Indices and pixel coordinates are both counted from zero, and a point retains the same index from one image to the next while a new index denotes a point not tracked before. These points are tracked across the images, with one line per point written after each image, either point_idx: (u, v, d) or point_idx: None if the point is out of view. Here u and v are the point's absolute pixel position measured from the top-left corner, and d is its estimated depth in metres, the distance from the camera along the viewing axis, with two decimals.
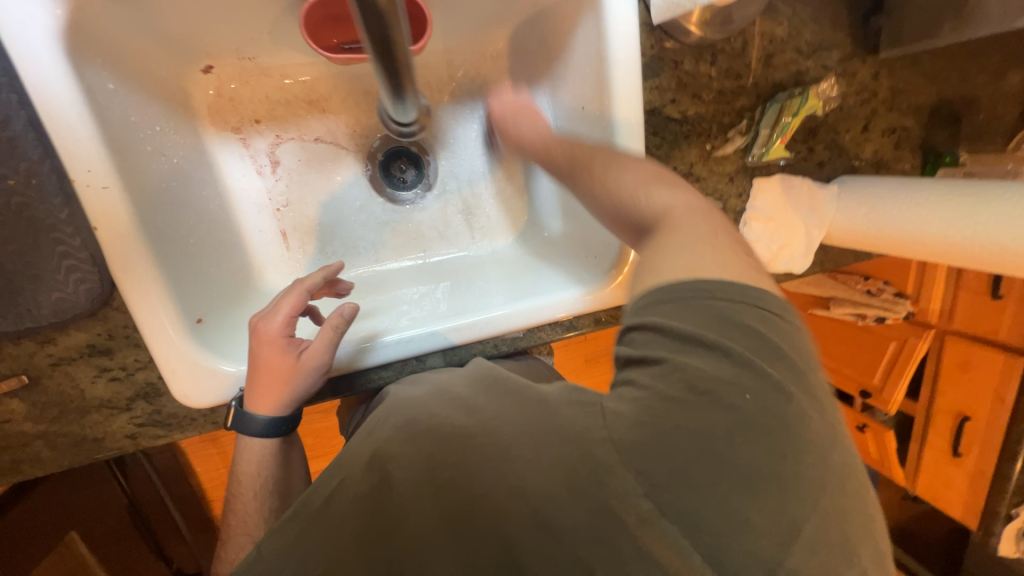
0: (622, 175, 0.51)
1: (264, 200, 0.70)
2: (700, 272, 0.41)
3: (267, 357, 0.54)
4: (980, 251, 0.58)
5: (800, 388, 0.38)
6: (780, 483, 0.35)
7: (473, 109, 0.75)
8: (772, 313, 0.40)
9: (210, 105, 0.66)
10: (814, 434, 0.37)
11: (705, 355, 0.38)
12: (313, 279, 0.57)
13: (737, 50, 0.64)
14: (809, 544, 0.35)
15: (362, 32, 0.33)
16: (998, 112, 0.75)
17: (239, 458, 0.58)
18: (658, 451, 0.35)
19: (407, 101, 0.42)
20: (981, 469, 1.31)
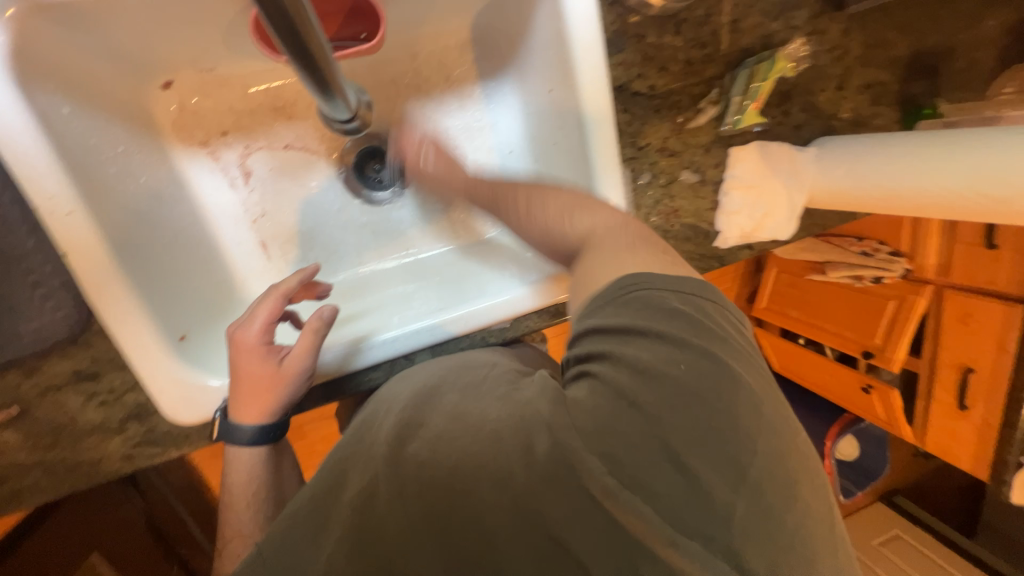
0: (547, 205, 0.53)
1: (240, 212, 0.70)
2: (625, 270, 0.44)
3: (247, 366, 0.54)
4: (956, 200, 0.57)
5: (732, 359, 0.41)
6: (727, 454, 0.37)
7: (441, 102, 0.74)
8: (696, 295, 0.43)
9: (175, 121, 0.65)
10: (751, 402, 0.39)
11: (641, 341, 0.40)
12: (287, 283, 0.56)
13: (701, 18, 0.63)
14: (767, 510, 0.36)
15: (275, 38, 0.32)
16: (976, 58, 0.74)
17: (228, 471, 0.59)
18: (613, 436, 0.37)
19: (336, 99, 0.42)
20: (988, 420, 1.31)
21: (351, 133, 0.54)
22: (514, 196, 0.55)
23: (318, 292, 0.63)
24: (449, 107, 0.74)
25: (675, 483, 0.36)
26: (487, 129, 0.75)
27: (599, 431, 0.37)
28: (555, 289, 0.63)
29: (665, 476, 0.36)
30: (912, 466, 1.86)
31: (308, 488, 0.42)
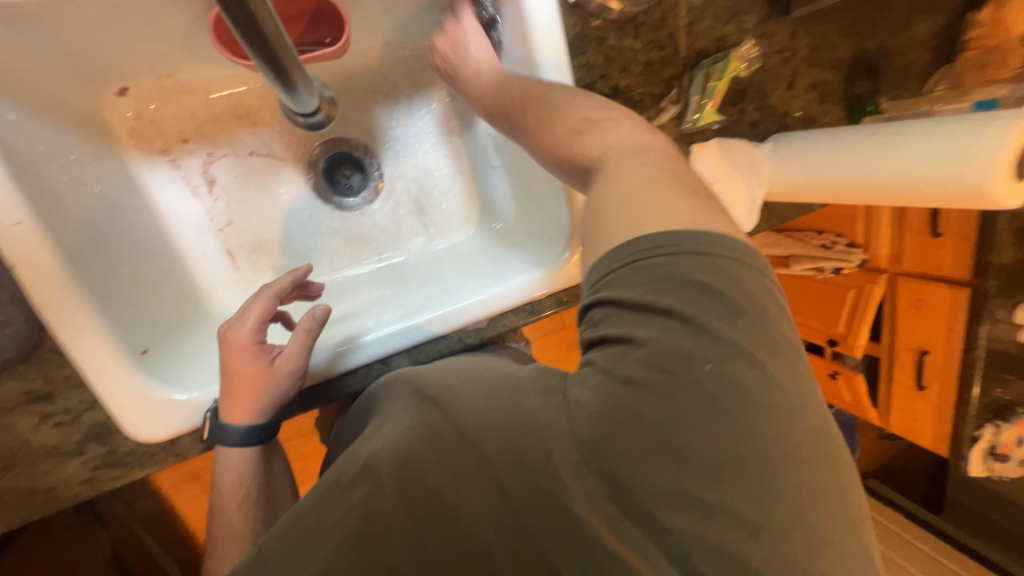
0: (557, 124, 0.49)
1: (204, 221, 0.68)
2: (646, 229, 0.38)
3: (238, 366, 0.53)
4: (901, 187, 0.59)
5: (766, 350, 0.36)
6: (749, 460, 0.34)
7: (410, 107, 0.74)
8: (729, 263, 0.37)
9: (132, 129, 0.63)
10: (783, 400, 0.35)
11: (656, 323, 0.36)
12: (281, 282, 0.56)
13: (658, 21, 0.66)
14: (781, 532, 0.34)
15: (233, 30, 0.32)
16: (911, 59, 0.80)
17: (219, 471, 0.56)
18: (617, 436, 0.35)
19: (301, 91, 0.42)
20: (945, 398, 1.38)
21: (317, 127, 0.57)
22: (529, 114, 0.52)
23: (309, 290, 0.64)
24: (417, 111, 0.74)
25: (685, 483, 0.34)
26: (457, 132, 0.75)
27: (600, 436, 0.35)
28: (533, 287, 0.65)
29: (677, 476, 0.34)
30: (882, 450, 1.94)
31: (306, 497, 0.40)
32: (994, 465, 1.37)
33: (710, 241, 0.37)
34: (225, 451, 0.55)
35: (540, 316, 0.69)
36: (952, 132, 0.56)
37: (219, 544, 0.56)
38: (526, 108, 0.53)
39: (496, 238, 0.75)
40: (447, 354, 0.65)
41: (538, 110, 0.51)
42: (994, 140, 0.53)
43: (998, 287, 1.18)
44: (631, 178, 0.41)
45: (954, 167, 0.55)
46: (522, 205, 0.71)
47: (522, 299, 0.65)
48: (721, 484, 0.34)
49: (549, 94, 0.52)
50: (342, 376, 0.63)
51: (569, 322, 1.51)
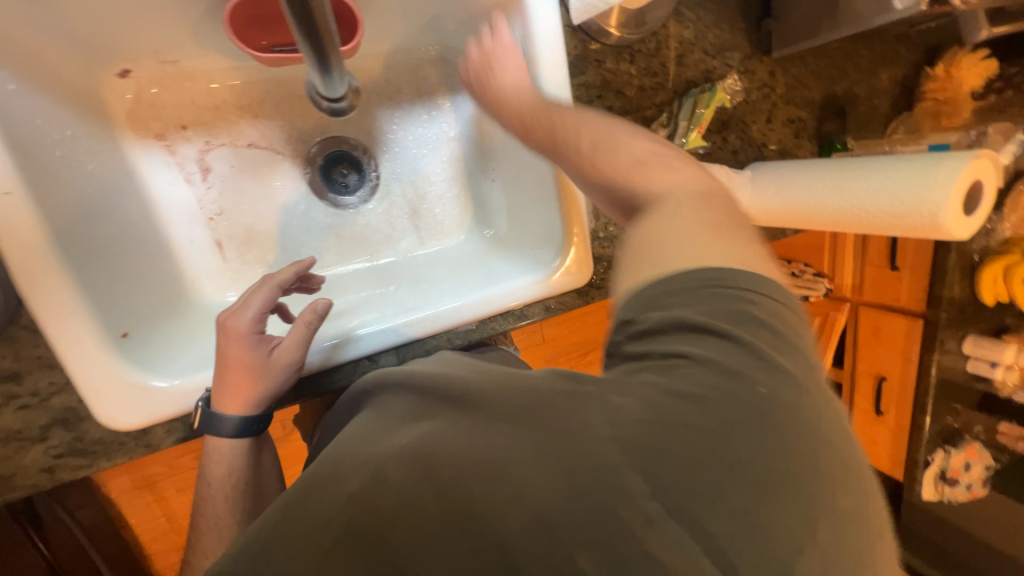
0: (619, 153, 0.50)
1: (195, 209, 0.67)
2: (703, 262, 0.41)
3: (235, 354, 0.53)
4: (866, 216, 0.63)
5: (804, 377, 0.39)
6: (798, 480, 0.36)
7: (410, 112, 0.76)
8: (772, 297, 0.41)
9: (130, 112, 0.63)
10: (825, 426, 0.39)
11: (714, 343, 0.38)
12: (285, 274, 0.57)
13: (652, 50, 0.70)
14: (824, 548, 0.35)
15: (286, 13, 0.34)
16: (875, 104, 0.87)
17: (209, 461, 0.58)
18: (669, 448, 0.35)
19: (334, 76, 0.44)
20: (900, 424, 1.47)
21: (338, 113, 0.58)
22: (583, 141, 0.53)
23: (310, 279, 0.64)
24: (418, 117, 0.76)
25: (731, 494, 0.35)
26: (455, 139, 0.78)
27: (645, 445, 0.36)
28: (524, 291, 0.67)
29: (727, 489, 0.35)
30: None
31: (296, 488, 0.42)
32: (944, 489, 1.42)
33: (757, 277, 0.42)
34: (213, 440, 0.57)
35: (528, 321, 0.71)
36: (908, 168, 0.61)
37: (205, 534, 0.57)
38: (578, 132, 0.53)
39: (490, 244, 0.77)
40: (434, 353, 0.67)
41: (592, 136, 0.52)
42: (947, 176, 0.57)
43: (948, 318, 1.26)
44: (688, 216, 0.44)
45: (914, 199, 0.59)
46: (515, 213, 0.74)
47: (509, 304, 0.66)
48: (776, 503, 0.35)
49: (608, 127, 0.53)
50: (330, 371, 0.63)
51: (549, 337, 1.54)
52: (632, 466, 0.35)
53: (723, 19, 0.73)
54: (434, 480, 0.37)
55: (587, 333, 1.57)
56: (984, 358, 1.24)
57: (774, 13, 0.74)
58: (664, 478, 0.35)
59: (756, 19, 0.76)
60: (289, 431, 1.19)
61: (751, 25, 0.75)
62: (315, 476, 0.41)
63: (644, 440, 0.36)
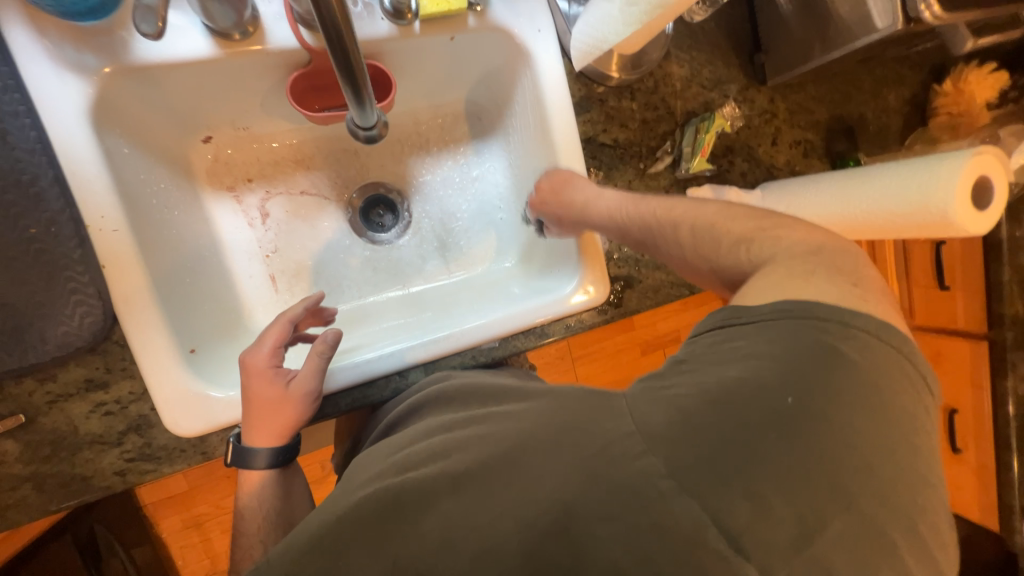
0: (717, 237, 0.54)
1: (255, 248, 0.77)
2: (780, 297, 0.44)
3: (257, 387, 0.59)
4: (875, 222, 0.65)
5: (867, 406, 0.39)
6: (819, 480, 0.36)
7: (439, 159, 0.86)
8: (858, 330, 0.41)
9: (209, 170, 0.76)
10: (868, 436, 0.38)
11: (755, 361, 0.41)
12: (293, 310, 0.64)
13: (651, 87, 0.78)
14: (831, 542, 0.35)
15: (332, 59, 0.42)
16: (885, 122, 0.89)
17: (243, 494, 0.63)
18: (689, 441, 0.37)
19: (366, 107, 0.51)
20: (983, 463, 1.29)
21: (372, 140, 0.63)
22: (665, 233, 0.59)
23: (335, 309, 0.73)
24: (443, 163, 0.86)
25: (749, 482, 0.36)
26: (477, 178, 0.86)
27: (666, 437, 0.38)
28: (546, 307, 0.71)
29: (743, 480, 0.36)
30: None
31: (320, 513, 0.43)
32: None
33: (832, 314, 0.42)
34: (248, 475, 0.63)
35: (548, 339, 0.74)
36: (904, 172, 0.62)
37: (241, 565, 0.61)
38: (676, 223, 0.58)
39: (513, 270, 0.83)
40: (459, 369, 0.71)
41: (692, 227, 0.56)
42: (948, 173, 0.57)
43: (1017, 340, 1.15)
44: (763, 265, 0.48)
45: (916, 199, 0.60)
46: (535, 239, 0.80)
47: (537, 320, 0.71)
48: (794, 499, 0.36)
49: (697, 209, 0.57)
50: (366, 385, 0.69)
51: (582, 375, 1.54)
52: (653, 451, 0.37)
53: (717, 57, 0.80)
54: (460, 477, 0.40)
55: (621, 370, 1.56)
56: None
57: (765, 47, 0.80)
58: (683, 461, 0.36)
59: (749, 54, 0.82)
60: (328, 471, 1.23)
61: (744, 60, 0.82)
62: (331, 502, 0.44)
63: (665, 434, 0.38)
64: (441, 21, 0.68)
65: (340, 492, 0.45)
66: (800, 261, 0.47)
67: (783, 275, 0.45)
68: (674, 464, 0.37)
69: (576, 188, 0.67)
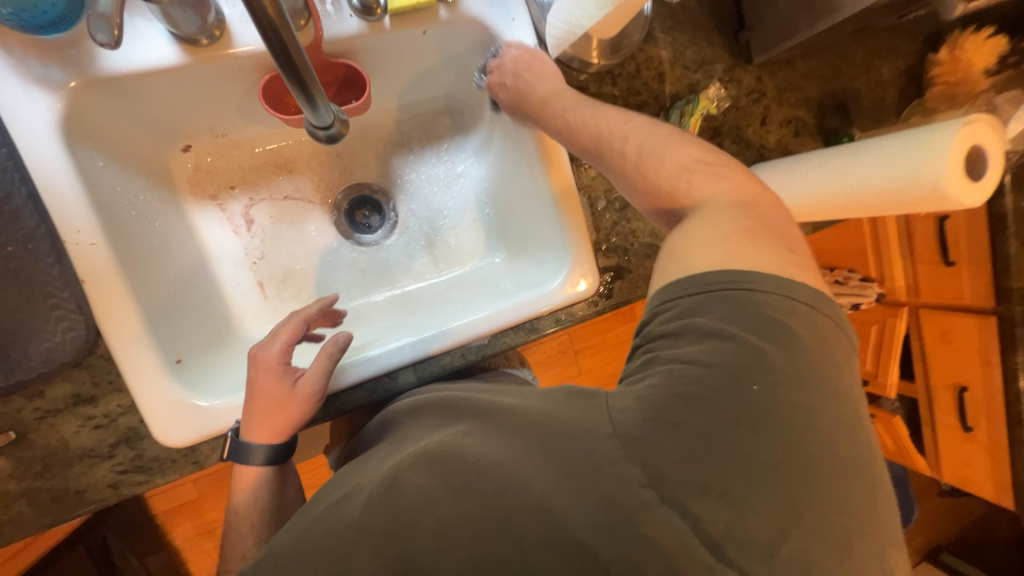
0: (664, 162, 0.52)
1: (241, 255, 0.77)
2: (731, 263, 0.43)
3: (263, 383, 0.59)
4: (869, 200, 0.63)
5: (820, 383, 0.39)
6: (790, 469, 0.36)
7: (423, 156, 0.85)
8: (805, 303, 0.42)
9: (190, 179, 0.75)
10: (826, 415, 0.39)
11: (717, 345, 0.40)
12: (309, 309, 0.64)
13: (632, 72, 0.76)
14: (810, 532, 0.36)
15: (277, 65, 0.42)
16: (879, 95, 0.87)
17: (236, 492, 0.63)
18: (664, 439, 0.37)
19: (321, 109, 0.51)
20: (996, 441, 1.27)
21: (333, 141, 0.60)
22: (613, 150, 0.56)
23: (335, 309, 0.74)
24: (427, 161, 0.85)
25: (722, 477, 0.36)
26: (462, 174, 0.85)
27: (644, 439, 0.37)
28: (533, 301, 0.70)
29: (717, 474, 0.36)
30: (940, 513, 1.76)
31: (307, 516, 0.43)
32: None
33: (775, 286, 0.42)
34: (245, 473, 0.62)
35: (539, 335, 0.73)
36: (898, 145, 0.59)
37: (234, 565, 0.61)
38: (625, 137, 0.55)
39: (502, 266, 0.82)
40: (449, 369, 0.70)
41: (639, 143, 0.54)
42: (940, 146, 0.55)
43: None
44: (723, 224, 0.46)
45: (908, 175, 0.58)
46: (522, 234, 0.79)
47: (538, 312, 0.70)
48: (767, 491, 0.36)
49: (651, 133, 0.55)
50: (351, 389, 0.68)
51: (584, 368, 1.52)
52: (631, 458, 0.37)
53: (700, 37, 0.78)
54: (441, 472, 0.39)
55: (623, 361, 1.55)
56: None
57: (749, 25, 0.78)
58: (658, 465, 0.36)
59: (733, 32, 0.80)
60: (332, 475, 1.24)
61: (729, 39, 0.80)
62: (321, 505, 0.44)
63: (640, 435, 0.37)
64: (412, 15, 0.67)
65: (338, 491, 0.44)
66: (761, 220, 0.47)
67: (761, 254, 0.43)
68: (650, 469, 0.36)
69: (536, 78, 0.64)
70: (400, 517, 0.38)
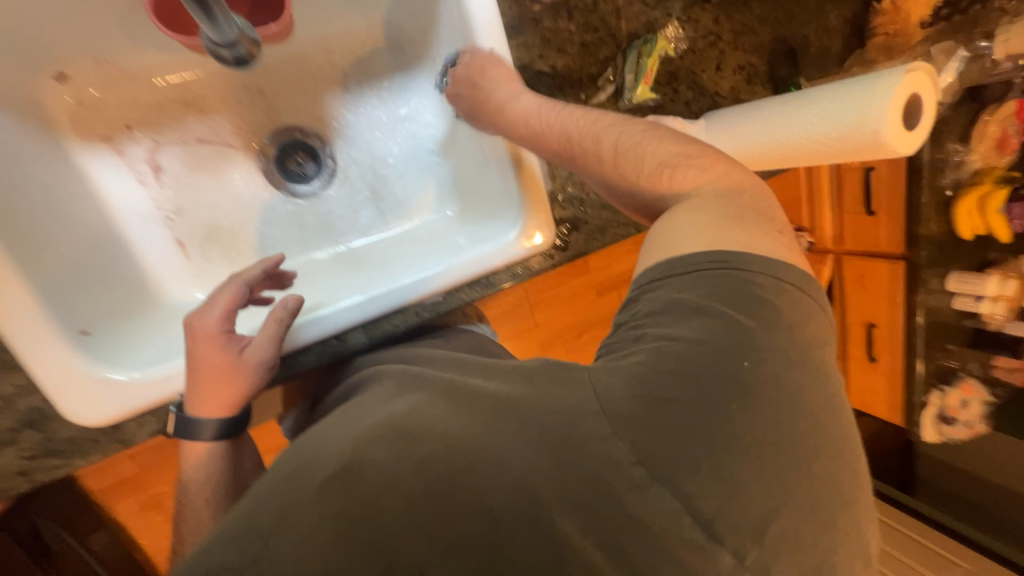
0: (644, 157, 0.53)
1: (152, 209, 0.68)
2: (713, 245, 0.44)
3: (206, 354, 0.55)
4: (813, 148, 0.64)
5: (804, 358, 0.41)
6: (780, 444, 0.38)
7: (360, 95, 0.76)
8: (788, 282, 0.44)
9: (73, 117, 0.63)
10: (809, 390, 0.40)
11: (706, 322, 0.41)
12: (251, 272, 0.59)
13: (589, 5, 0.71)
14: (798, 507, 0.37)
15: None
16: (827, 44, 0.87)
17: (187, 466, 0.59)
18: (655, 417, 0.37)
19: (218, 16, 0.44)
20: (894, 369, 1.46)
21: (245, 65, 0.56)
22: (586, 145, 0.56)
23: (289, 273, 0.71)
24: (366, 102, 0.76)
25: (717, 453, 0.36)
26: (407, 118, 0.77)
27: (632, 416, 0.37)
28: (489, 257, 0.67)
29: (712, 453, 0.36)
30: None
31: (261, 485, 0.39)
32: (945, 430, 1.41)
33: (764, 266, 0.43)
34: (192, 447, 0.58)
35: (494, 290, 0.72)
36: (844, 93, 0.61)
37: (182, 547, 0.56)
38: (597, 134, 0.55)
39: (454, 220, 0.77)
40: (401, 328, 0.68)
41: (614, 143, 0.54)
42: (882, 92, 0.57)
43: (929, 257, 1.26)
44: (715, 211, 0.47)
45: (852, 121, 0.59)
46: (475, 185, 0.74)
47: (496, 265, 0.68)
48: (760, 465, 0.37)
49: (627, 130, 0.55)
50: (296, 353, 0.64)
51: (539, 322, 1.55)
52: (619, 435, 0.36)
53: None
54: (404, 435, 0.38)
55: (579, 312, 1.59)
56: (969, 293, 1.25)
57: None
58: (651, 446, 0.36)
59: None
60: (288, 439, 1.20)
61: None
62: (281, 473, 0.39)
63: (630, 412, 0.37)
64: None
65: (295, 456, 0.40)
66: (730, 205, 0.48)
67: (721, 224, 0.46)
68: (641, 448, 0.36)
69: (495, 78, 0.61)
70: (356, 485, 0.35)
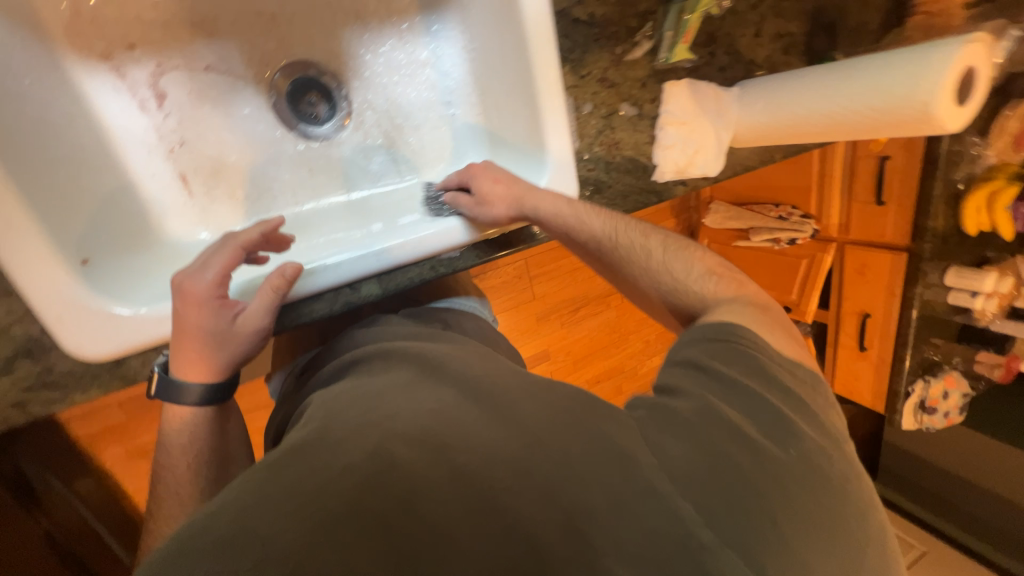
0: (680, 260, 0.58)
1: (154, 139, 0.63)
2: (731, 321, 0.49)
3: (195, 320, 0.52)
4: (855, 119, 0.63)
5: (834, 448, 0.43)
6: (824, 525, 0.38)
7: (380, 33, 0.71)
8: (807, 379, 0.47)
9: (67, 25, 0.56)
10: (844, 479, 0.41)
11: (743, 399, 0.43)
12: (248, 235, 0.55)
13: None
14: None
15: None
16: (865, 19, 0.84)
17: (170, 431, 0.56)
18: (710, 480, 0.37)
19: None
20: (883, 358, 1.45)
21: None
22: (626, 244, 0.59)
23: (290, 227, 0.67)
24: (387, 40, 0.71)
25: (769, 533, 0.36)
26: (428, 63, 0.73)
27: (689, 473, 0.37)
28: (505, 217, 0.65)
29: (762, 530, 0.36)
30: None
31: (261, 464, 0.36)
32: (923, 418, 1.40)
33: (785, 360, 0.47)
34: (175, 409, 0.56)
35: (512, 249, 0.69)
36: (896, 63, 0.58)
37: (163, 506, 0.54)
38: (647, 238, 0.59)
39: None
40: (416, 283, 0.65)
41: (658, 241, 0.59)
42: (938, 63, 0.55)
43: (932, 250, 1.26)
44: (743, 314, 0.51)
45: (902, 91, 0.57)
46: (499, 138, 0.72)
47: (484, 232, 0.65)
48: (809, 547, 0.37)
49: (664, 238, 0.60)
50: (307, 300, 0.62)
51: (539, 294, 1.53)
52: (681, 494, 0.36)
53: None
54: (422, 423, 0.38)
55: (576, 288, 1.58)
56: (965, 288, 1.25)
57: None
58: (714, 507, 0.36)
59: None
60: None
61: None
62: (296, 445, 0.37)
63: (694, 476, 0.37)
64: None
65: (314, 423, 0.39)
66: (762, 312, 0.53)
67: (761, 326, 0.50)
68: (705, 508, 0.36)
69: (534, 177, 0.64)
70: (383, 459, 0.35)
